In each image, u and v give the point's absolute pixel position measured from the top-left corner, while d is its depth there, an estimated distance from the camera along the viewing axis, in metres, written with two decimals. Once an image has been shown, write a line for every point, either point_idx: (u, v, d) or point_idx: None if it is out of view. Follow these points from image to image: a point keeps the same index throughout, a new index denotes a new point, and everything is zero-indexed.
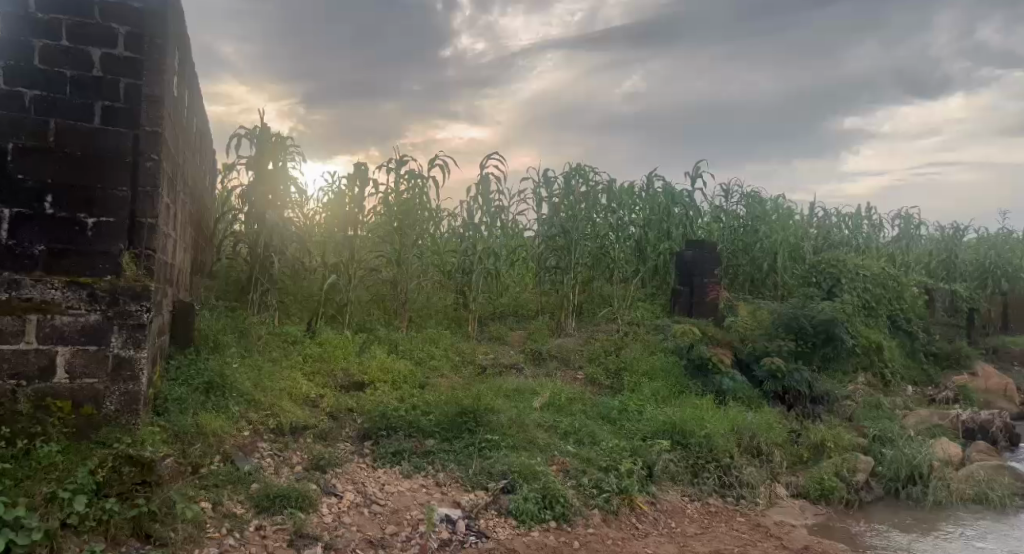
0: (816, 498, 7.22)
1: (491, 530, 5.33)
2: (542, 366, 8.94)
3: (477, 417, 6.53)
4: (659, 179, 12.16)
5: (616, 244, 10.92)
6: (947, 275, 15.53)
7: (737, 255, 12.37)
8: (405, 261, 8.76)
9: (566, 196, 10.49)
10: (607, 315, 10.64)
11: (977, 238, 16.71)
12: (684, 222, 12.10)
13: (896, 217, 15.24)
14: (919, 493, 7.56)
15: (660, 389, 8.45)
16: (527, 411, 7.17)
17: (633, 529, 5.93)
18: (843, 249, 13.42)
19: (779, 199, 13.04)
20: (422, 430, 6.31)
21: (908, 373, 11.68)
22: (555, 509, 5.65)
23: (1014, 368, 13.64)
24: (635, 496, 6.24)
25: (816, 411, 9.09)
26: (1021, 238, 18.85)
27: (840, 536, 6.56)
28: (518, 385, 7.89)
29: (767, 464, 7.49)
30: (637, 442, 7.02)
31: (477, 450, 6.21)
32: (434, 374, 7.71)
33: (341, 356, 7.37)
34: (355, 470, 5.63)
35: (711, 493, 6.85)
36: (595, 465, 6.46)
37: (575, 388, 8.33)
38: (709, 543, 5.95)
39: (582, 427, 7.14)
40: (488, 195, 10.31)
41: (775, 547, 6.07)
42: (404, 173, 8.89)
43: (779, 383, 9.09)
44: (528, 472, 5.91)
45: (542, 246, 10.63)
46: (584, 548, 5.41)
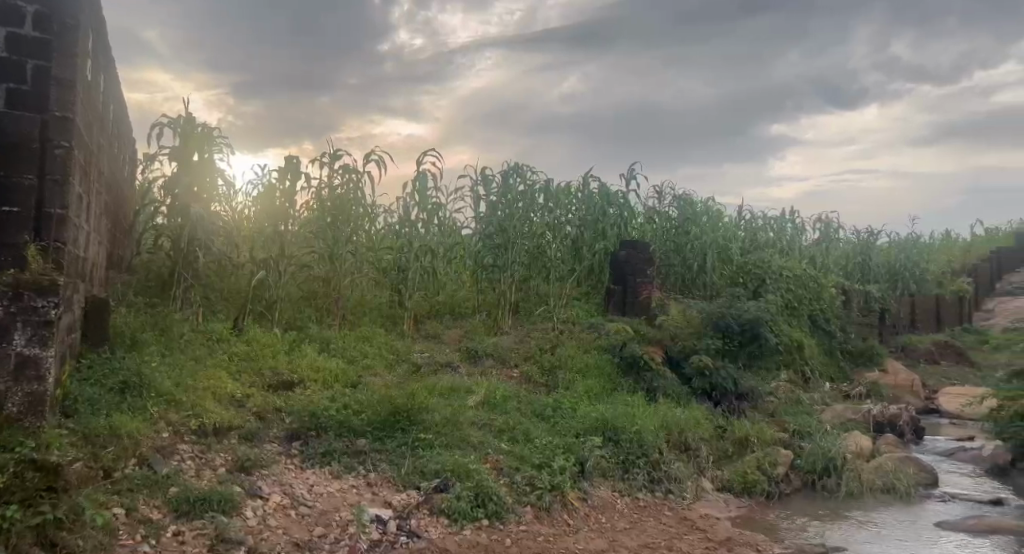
0: (739, 491, 7.45)
1: (423, 529, 5.30)
2: (477, 364, 8.93)
3: (411, 416, 6.46)
4: (596, 179, 12.24)
5: (552, 244, 11.00)
6: (862, 276, 16.23)
7: (669, 256, 12.65)
8: (338, 258, 8.60)
9: (503, 195, 10.50)
10: (544, 314, 10.71)
11: (889, 242, 17.52)
12: (619, 223, 12.17)
13: (817, 221, 15.86)
14: (834, 484, 7.87)
15: (594, 387, 8.58)
16: (462, 410, 7.14)
17: (565, 525, 5.98)
18: (769, 250, 13.88)
19: (709, 201, 13.39)
20: (354, 430, 6.20)
21: (827, 370, 12.17)
22: (487, 508, 5.65)
23: (920, 365, 14.40)
24: (567, 492, 6.29)
25: (741, 408, 9.36)
26: (928, 242, 19.91)
27: (761, 527, 6.77)
28: (454, 383, 7.85)
29: (693, 459, 7.68)
30: (569, 440, 7.05)
31: (410, 449, 6.16)
32: (367, 372, 7.60)
33: (270, 355, 7.18)
34: (283, 471, 5.50)
35: (641, 487, 6.97)
36: (528, 462, 6.48)
37: (510, 386, 8.36)
38: (638, 538, 6.05)
39: (517, 425, 7.16)
40: (426, 191, 10.20)
41: (700, 540, 6.21)
42: (338, 167, 8.74)
43: (706, 380, 9.37)
44: (461, 471, 5.90)
45: (479, 244, 10.61)
46: (516, 545, 5.44)
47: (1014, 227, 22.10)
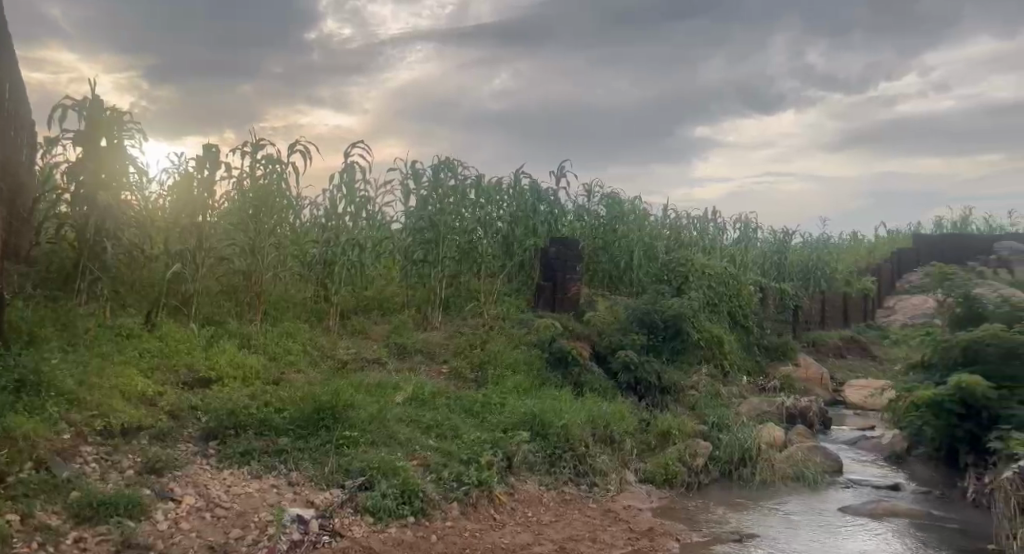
0: (660, 482, 7.64)
1: (346, 528, 5.22)
2: (405, 360, 8.83)
3: (335, 413, 6.32)
4: (526, 176, 12.26)
5: (483, 239, 10.98)
6: (778, 275, 16.82)
7: (597, 254, 12.78)
8: (259, 250, 8.34)
9: (434, 189, 10.42)
10: (473, 309, 10.71)
11: (803, 242, 18.26)
12: (548, 220, 12.20)
13: (738, 221, 16.38)
14: (748, 474, 8.16)
15: (522, 383, 8.59)
16: (388, 406, 7.03)
17: (491, 520, 6.00)
18: (693, 248, 14.24)
19: (635, 200, 13.65)
20: (274, 429, 6.03)
21: (745, 364, 12.60)
22: (412, 505, 5.63)
23: (829, 359, 15.06)
24: (494, 487, 6.30)
25: (664, 402, 9.58)
26: (838, 244, 20.86)
27: (680, 517, 6.96)
28: (380, 380, 7.73)
29: (617, 452, 7.81)
30: (497, 434, 7.04)
31: (334, 447, 6.02)
32: (289, 369, 7.41)
33: (186, 351, 6.92)
34: (196, 472, 5.30)
35: (567, 481, 7.05)
36: (455, 458, 6.44)
37: (438, 382, 8.28)
38: (563, 530, 6.13)
39: (444, 420, 7.10)
40: (353, 184, 9.96)
41: (623, 531, 6.35)
42: (261, 157, 8.47)
43: (631, 374, 9.57)
44: (387, 468, 5.81)
45: (409, 239, 10.45)
46: (441, 541, 5.43)
47: (911, 230, 23.40)
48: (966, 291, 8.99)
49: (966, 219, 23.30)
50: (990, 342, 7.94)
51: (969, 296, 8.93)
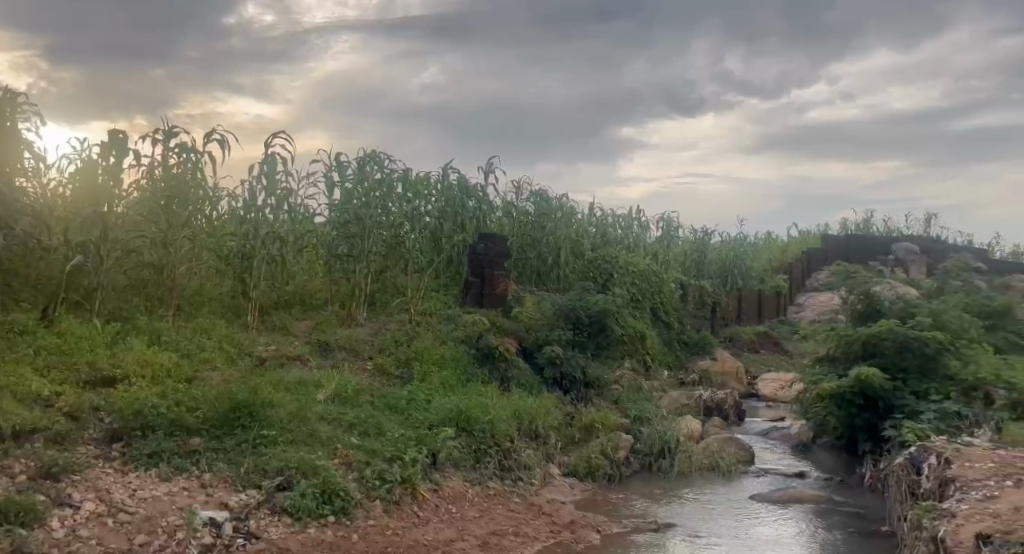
0: (583, 475, 7.77)
1: (263, 530, 5.07)
2: (328, 357, 8.62)
3: (252, 412, 6.12)
4: (453, 171, 12.18)
5: (410, 234, 10.81)
6: (697, 273, 17.30)
7: (525, 251, 12.69)
8: (172, 242, 7.96)
9: (359, 183, 10.24)
10: (400, 305, 10.58)
11: (721, 241, 18.86)
12: (477, 215, 12.18)
13: (660, 219, 16.76)
14: (667, 465, 8.35)
15: (448, 378, 8.54)
16: (309, 404, 6.83)
17: (415, 517, 5.96)
18: (617, 246, 14.50)
19: (562, 198, 13.75)
20: (186, 429, 5.78)
21: (666, 359, 12.92)
22: (334, 504, 5.51)
23: (744, 353, 15.60)
24: (417, 485, 6.24)
25: (588, 396, 9.75)
26: (754, 243, 21.64)
27: (601, 509, 7.07)
28: (300, 377, 7.51)
29: (542, 446, 7.86)
30: (422, 431, 6.95)
31: (250, 447, 5.83)
32: (204, 366, 7.13)
33: (88, 348, 6.56)
34: (99, 476, 5.03)
35: (492, 476, 7.04)
36: (379, 456, 6.33)
37: (362, 379, 8.12)
38: (487, 527, 6.16)
39: (368, 418, 6.96)
40: (274, 175, 9.64)
41: (546, 525, 6.43)
42: (174, 145, 8.11)
43: (557, 369, 9.64)
44: (307, 468, 5.66)
45: (333, 233, 10.25)
46: (363, 540, 5.36)
47: (820, 231, 24.47)
48: (867, 289, 9.47)
49: (868, 220, 24.53)
50: (885, 336, 8.42)
51: (869, 294, 9.42)
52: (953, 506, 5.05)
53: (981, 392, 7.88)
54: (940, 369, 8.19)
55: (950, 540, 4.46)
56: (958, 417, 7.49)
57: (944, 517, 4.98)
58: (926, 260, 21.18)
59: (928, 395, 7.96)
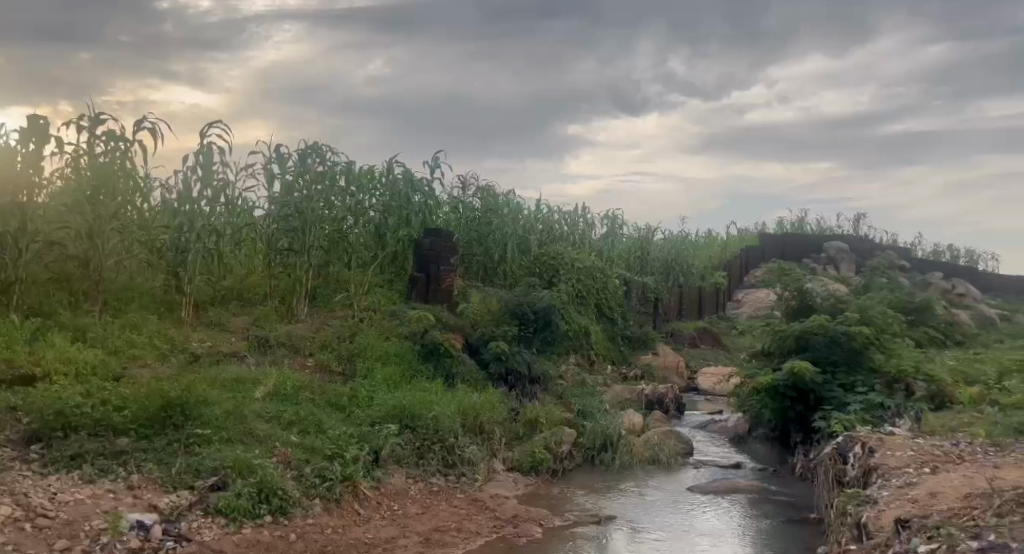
0: (527, 470, 7.82)
1: (195, 532, 4.93)
2: (268, 353, 8.41)
3: (185, 409, 5.92)
4: (399, 165, 12.07)
5: (353, 229, 10.69)
6: (641, 269, 17.56)
7: (472, 245, 12.64)
8: (98, 235, 7.61)
9: (300, 176, 10.01)
10: (343, 300, 10.38)
11: (664, 238, 19.18)
12: (423, 210, 12.01)
13: (605, 216, 16.92)
14: (610, 459, 8.45)
15: (392, 374, 8.48)
16: (247, 402, 6.64)
17: (355, 515, 5.93)
18: (563, 242, 14.61)
19: (509, 193, 13.76)
20: (113, 428, 5.57)
21: (609, 353, 13.09)
22: (272, 503, 5.41)
23: (685, 348, 15.91)
24: (359, 482, 6.20)
25: (533, 392, 9.77)
26: (695, 240, 22.07)
27: (544, 503, 7.13)
28: (238, 374, 7.29)
29: (486, 441, 7.86)
30: (364, 428, 6.87)
31: (182, 447, 5.65)
32: (133, 364, 6.89)
33: (4, 346, 6.27)
34: (16, 480, 4.82)
35: (434, 473, 7.04)
36: (319, 453, 6.24)
37: (303, 375, 7.97)
38: (429, 523, 6.16)
39: (309, 415, 6.83)
40: (210, 166, 9.34)
41: (488, 520, 6.45)
42: (101, 133, 7.79)
43: (502, 364, 9.62)
44: (243, 467, 5.53)
45: (273, 226, 10.02)
46: (301, 539, 5.29)
47: (757, 230, 25.14)
48: (800, 285, 9.78)
49: (803, 220, 25.26)
50: (817, 332, 8.73)
51: (801, 290, 9.72)
52: (875, 492, 5.27)
53: (902, 384, 8.24)
54: (866, 362, 8.51)
55: (873, 524, 4.71)
56: (882, 407, 7.78)
57: (867, 503, 5.20)
58: (856, 260, 21.96)
59: (855, 388, 8.24)
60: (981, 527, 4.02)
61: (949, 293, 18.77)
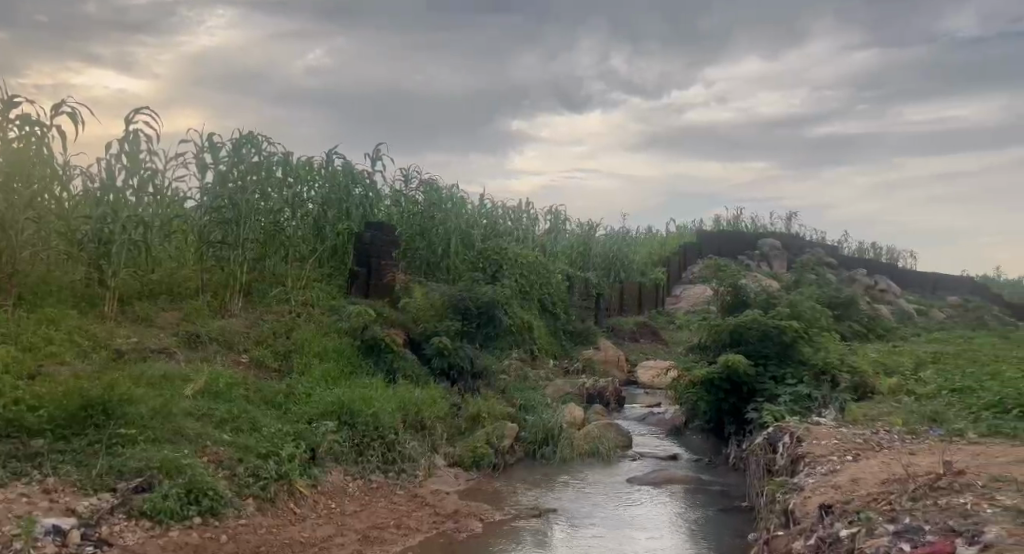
0: (469, 465, 7.77)
1: (117, 536, 4.72)
2: (198, 350, 8.11)
3: (108, 409, 5.65)
4: (339, 157, 11.79)
5: (290, 222, 10.51)
6: (583, 265, 17.68)
7: (415, 239, 12.50)
8: (11, 226, 7.37)
9: (234, 166, 9.65)
10: (279, 295, 10.10)
11: (605, 234, 19.37)
12: (363, 204, 11.82)
13: (548, 213, 16.97)
14: (550, 452, 8.47)
15: (330, 370, 8.32)
16: (175, 399, 6.38)
17: (291, 515, 5.77)
18: (506, 238, 14.59)
19: (453, 188, 13.68)
20: (28, 430, 5.29)
21: (551, 348, 13.13)
22: (201, 504, 5.22)
23: (625, 343, 16.08)
24: (295, 480, 6.06)
25: (476, 386, 9.73)
26: (636, 237, 22.37)
27: (485, 497, 7.09)
28: (166, 370, 6.99)
29: (428, 437, 7.78)
30: (300, 426, 6.71)
31: (103, 448, 5.40)
32: (51, 361, 6.55)
33: None
34: None
35: (374, 470, 6.94)
36: (253, 452, 6.06)
37: (236, 372, 7.72)
38: (367, 520, 6.07)
39: (243, 413, 6.63)
40: (136, 154, 8.94)
41: (428, 516, 6.38)
42: (15, 117, 7.37)
43: (445, 360, 9.55)
44: (171, 467, 5.33)
45: (205, 218, 9.70)
46: (232, 540, 5.12)
47: (695, 227, 25.61)
48: (735, 281, 10.02)
49: (738, 218, 25.85)
50: (750, 326, 8.95)
51: (736, 285, 9.99)
52: (802, 480, 5.41)
53: (828, 376, 8.41)
54: (796, 355, 8.75)
55: (800, 510, 4.83)
56: (809, 399, 8.00)
57: (795, 491, 5.33)
58: (788, 257, 22.58)
59: (785, 380, 8.46)
60: (898, 511, 4.15)
61: (871, 289, 19.51)
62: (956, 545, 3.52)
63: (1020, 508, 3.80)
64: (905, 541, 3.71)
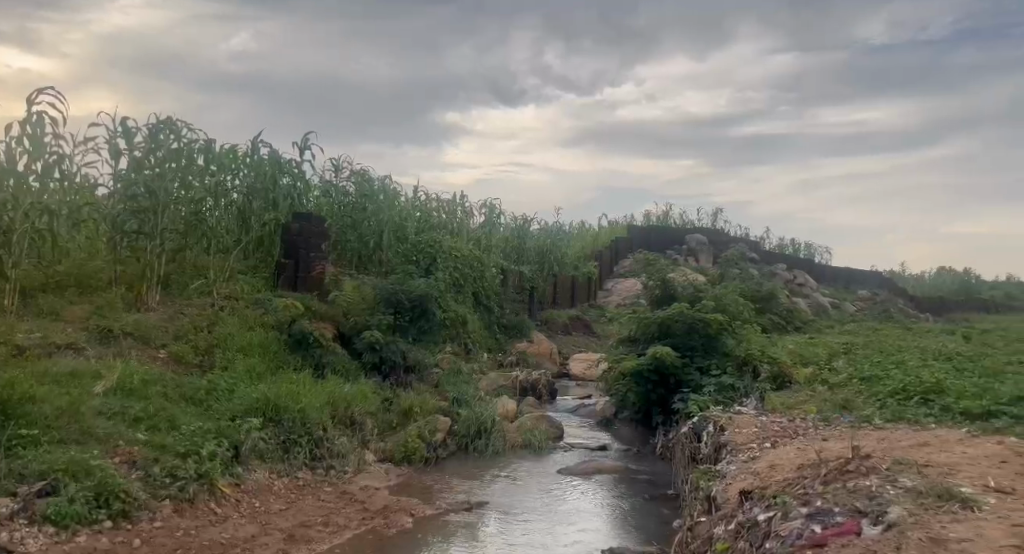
0: (400, 460, 7.68)
1: (17, 543, 4.44)
2: (110, 345, 7.72)
3: (7, 409, 5.32)
4: (265, 146, 11.39)
5: (213, 212, 10.10)
6: (518, 258, 17.69)
7: (346, 232, 12.29)
8: None
9: (150, 152, 9.09)
10: (200, 288, 9.73)
11: (540, 228, 19.44)
12: (291, 193, 11.57)
13: (483, 206, 16.86)
14: (483, 445, 8.43)
15: (256, 366, 8.08)
16: (84, 397, 6.05)
17: (211, 515, 5.56)
18: (440, 230, 14.47)
19: (384, 179, 13.43)
20: None
21: (486, 341, 13.10)
22: (111, 507, 4.99)
23: (558, 335, 16.21)
24: (216, 479, 5.85)
25: (409, 380, 9.60)
26: (571, 231, 22.52)
27: (416, 492, 7.01)
28: (75, 366, 6.62)
29: (358, 433, 7.64)
30: (223, 423, 6.46)
31: (2, 450, 5.05)
32: None
33: None
34: None
35: (301, 466, 6.80)
36: (170, 452, 5.80)
37: (153, 368, 7.39)
38: (293, 518, 5.92)
39: (160, 411, 6.33)
40: (41, 138, 8.42)
41: (357, 512, 6.26)
42: None
43: (376, 354, 9.40)
44: (77, 469, 5.07)
45: (117, 205, 9.05)
46: (146, 544, 4.91)
47: (627, 222, 25.97)
48: (663, 276, 10.22)
49: (667, 213, 26.33)
50: (677, 319, 9.12)
51: (664, 279, 10.19)
52: (724, 467, 5.54)
53: (749, 366, 8.67)
54: (720, 347, 8.98)
55: (721, 497, 4.95)
56: (733, 389, 8.21)
57: (717, 478, 5.46)
58: (714, 252, 23.14)
59: (709, 370, 8.67)
60: (811, 494, 4.27)
61: (791, 283, 20.20)
62: (862, 526, 3.65)
63: (921, 489, 3.95)
64: (817, 523, 3.82)
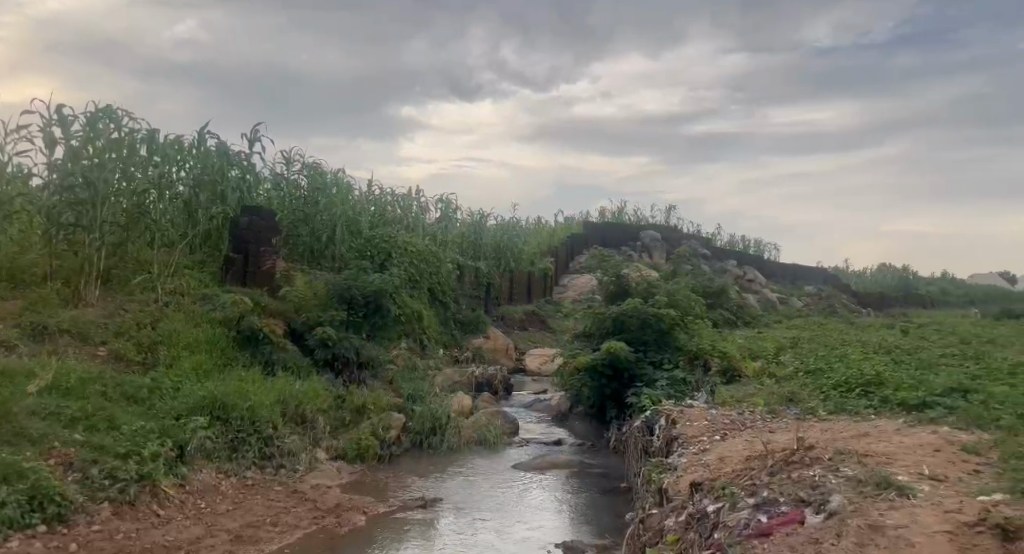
0: (353, 458, 7.55)
1: None
2: (44, 342, 7.41)
3: None
4: (213, 137, 11.12)
5: (156, 204, 9.78)
6: (474, 254, 17.58)
7: (297, 226, 12.03)
8: None
9: (88, 142, 8.73)
10: (144, 283, 9.38)
11: (496, 224, 19.37)
12: (240, 186, 11.37)
13: (439, 201, 16.70)
14: (437, 442, 8.37)
15: (203, 363, 7.85)
16: (16, 397, 5.78)
17: (153, 517, 5.38)
18: (395, 225, 14.29)
19: (337, 173, 13.24)
20: None
21: (442, 337, 12.99)
22: (45, 510, 4.78)
23: (514, 331, 16.19)
24: (159, 480, 5.66)
25: (362, 377, 9.45)
26: (527, 227, 22.48)
27: (369, 490, 6.90)
28: (6, 364, 6.33)
29: (310, 431, 7.47)
30: (167, 422, 6.24)
31: None
32: None
33: None
34: None
35: (250, 465, 6.63)
36: (110, 452, 5.57)
37: (93, 366, 7.10)
38: (240, 518, 5.76)
39: (99, 410, 6.05)
40: None
41: (307, 511, 6.13)
42: None
43: (328, 350, 9.24)
44: (9, 472, 4.80)
45: (51, 196, 8.67)
46: (83, 549, 4.71)
47: (582, 219, 26.08)
48: (617, 271, 10.24)
49: (622, 210, 26.52)
50: (630, 315, 9.18)
51: (618, 275, 10.21)
52: (676, 460, 5.58)
53: (701, 361, 8.83)
54: (673, 342, 9.06)
55: (672, 489, 4.97)
56: (685, 383, 8.29)
57: (669, 470, 5.48)
58: (667, 249, 23.39)
59: (662, 365, 8.75)
60: (758, 485, 4.32)
61: (741, 280, 20.55)
62: (806, 515, 3.69)
63: (861, 477, 4.01)
64: (763, 513, 3.85)
